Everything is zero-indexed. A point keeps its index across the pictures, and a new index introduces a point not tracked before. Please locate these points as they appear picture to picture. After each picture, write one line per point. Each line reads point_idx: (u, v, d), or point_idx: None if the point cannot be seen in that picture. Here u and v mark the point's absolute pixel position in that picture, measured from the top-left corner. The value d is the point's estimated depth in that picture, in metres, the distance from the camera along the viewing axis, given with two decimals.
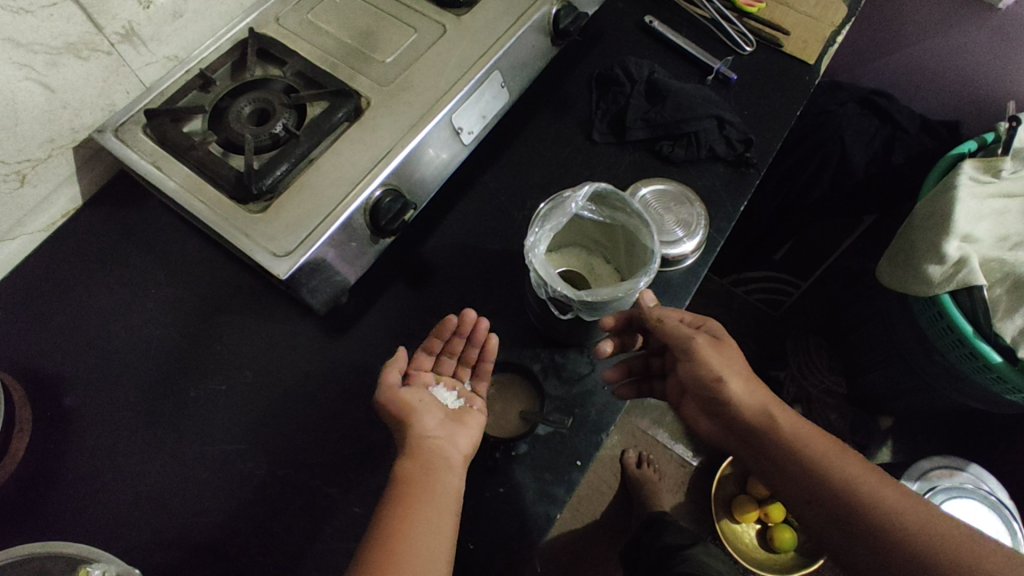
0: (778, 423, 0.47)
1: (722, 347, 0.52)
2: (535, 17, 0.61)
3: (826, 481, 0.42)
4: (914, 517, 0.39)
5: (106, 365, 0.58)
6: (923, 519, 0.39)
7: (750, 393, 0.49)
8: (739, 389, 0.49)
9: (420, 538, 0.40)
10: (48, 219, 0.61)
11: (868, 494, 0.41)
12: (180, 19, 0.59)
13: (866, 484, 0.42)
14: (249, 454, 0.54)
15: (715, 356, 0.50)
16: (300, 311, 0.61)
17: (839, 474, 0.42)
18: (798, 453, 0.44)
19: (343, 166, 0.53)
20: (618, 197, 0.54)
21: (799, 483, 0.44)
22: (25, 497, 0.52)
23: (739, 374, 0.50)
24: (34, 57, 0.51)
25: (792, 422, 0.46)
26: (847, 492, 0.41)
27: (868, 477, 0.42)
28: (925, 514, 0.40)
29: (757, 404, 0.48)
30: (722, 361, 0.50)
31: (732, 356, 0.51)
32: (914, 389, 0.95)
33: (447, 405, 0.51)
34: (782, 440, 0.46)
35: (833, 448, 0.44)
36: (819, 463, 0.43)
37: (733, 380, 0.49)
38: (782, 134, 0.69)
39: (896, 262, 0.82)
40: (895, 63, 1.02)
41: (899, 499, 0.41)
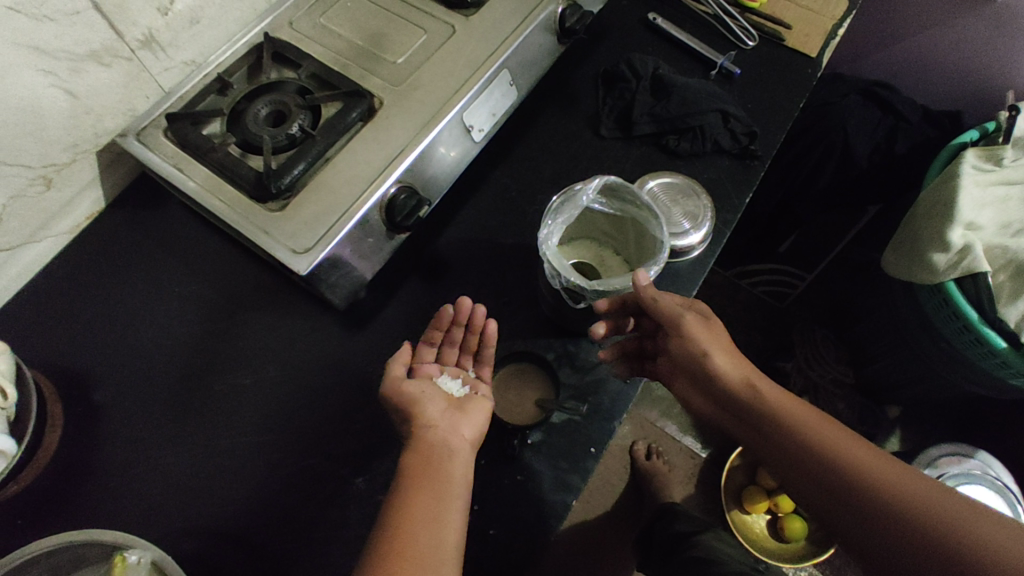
0: (765, 395, 0.49)
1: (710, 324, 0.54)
2: (541, 17, 0.62)
3: (810, 449, 0.44)
4: (894, 478, 0.41)
5: (132, 362, 0.59)
6: (904, 480, 0.41)
7: (737, 367, 0.51)
8: (726, 364, 0.51)
9: (433, 524, 0.41)
10: (72, 222, 0.63)
11: (851, 459, 0.43)
12: (197, 26, 0.61)
13: (849, 450, 0.43)
14: (273, 446, 0.56)
15: (703, 332, 0.53)
16: (318, 307, 0.63)
17: (823, 441, 0.44)
18: (783, 424, 0.46)
19: (359, 165, 0.55)
20: (627, 190, 0.56)
21: (786, 453, 0.46)
22: (57, 490, 0.53)
23: (725, 350, 0.52)
24: (58, 65, 0.53)
25: (777, 395, 0.48)
26: (830, 458, 0.43)
27: (851, 443, 0.44)
28: (906, 476, 0.41)
29: (742, 377, 0.50)
30: (710, 337, 0.52)
31: (719, 333, 0.53)
32: (920, 377, 0.96)
33: (451, 394, 0.53)
34: (768, 411, 0.48)
35: (816, 418, 0.46)
36: (803, 432, 0.45)
37: (717, 353, 0.51)
38: (786, 126, 0.71)
39: (902, 252, 0.83)
40: (896, 55, 1.03)
41: (881, 464, 0.42)
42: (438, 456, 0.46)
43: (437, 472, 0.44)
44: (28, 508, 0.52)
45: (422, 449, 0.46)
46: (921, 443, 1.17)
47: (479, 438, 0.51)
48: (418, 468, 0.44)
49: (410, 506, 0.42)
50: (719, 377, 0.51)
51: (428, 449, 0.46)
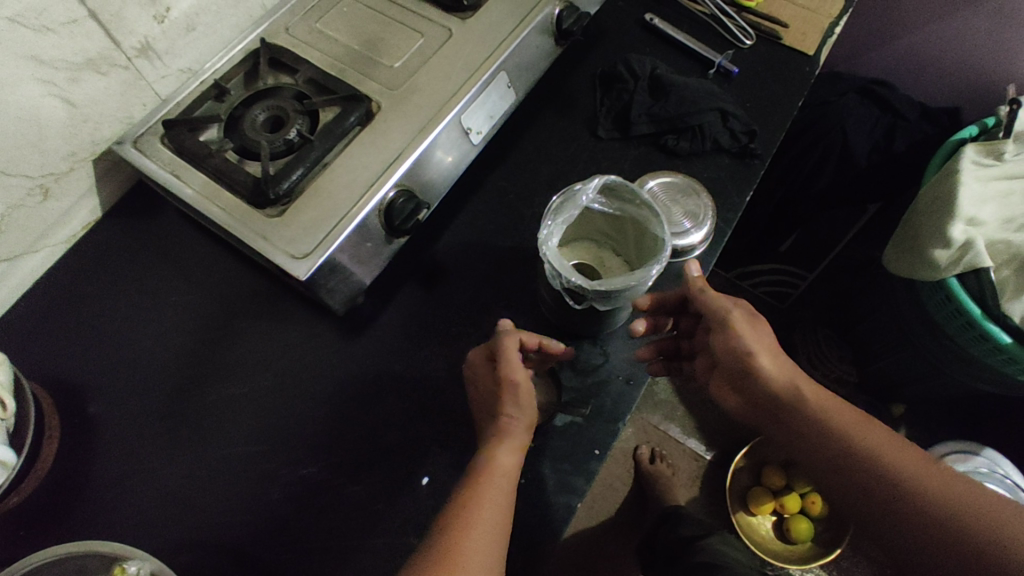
0: (804, 393, 0.48)
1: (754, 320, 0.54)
2: (538, 19, 0.62)
3: (851, 449, 0.44)
4: (937, 481, 0.41)
5: (131, 371, 0.59)
6: (946, 483, 0.41)
7: (776, 363, 0.50)
8: (767, 360, 0.50)
9: (478, 536, 0.43)
10: (70, 231, 0.63)
11: (893, 460, 0.42)
12: (193, 32, 0.61)
13: (891, 452, 0.43)
14: (273, 454, 0.56)
15: (746, 328, 0.53)
16: (317, 313, 0.62)
17: (865, 442, 0.44)
18: (823, 423, 0.46)
19: (358, 169, 0.54)
20: (627, 189, 0.55)
21: (823, 451, 0.45)
22: (56, 502, 0.53)
23: (766, 347, 0.51)
24: (56, 74, 0.53)
25: (815, 393, 0.48)
26: (874, 458, 0.43)
27: (891, 445, 0.43)
28: (949, 477, 0.41)
29: (781, 375, 0.49)
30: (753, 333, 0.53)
31: (760, 327, 0.53)
32: (924, 375, 0.95)
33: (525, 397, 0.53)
34: (809, 409, 0.47)
35: (854, 417, 0.46)
36: (844, 432, 0.45)
37: (761, 353, 0.51)
38: (785, 125, 0.70)
39: (903, 249, 0.83)
40: (893, 52, 1.03)
41: (923, 466, 0.42)
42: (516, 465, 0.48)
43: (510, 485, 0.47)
44: (27, 520, 0.52)
45: (510, 453, 0.48)
46: (926, 442, 1.16)
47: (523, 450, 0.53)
48: (496, 472, 0.47)
49: (466, 514, 0.44)
50: (758, 371, 0.50)
51: (517, 453, 0.48)
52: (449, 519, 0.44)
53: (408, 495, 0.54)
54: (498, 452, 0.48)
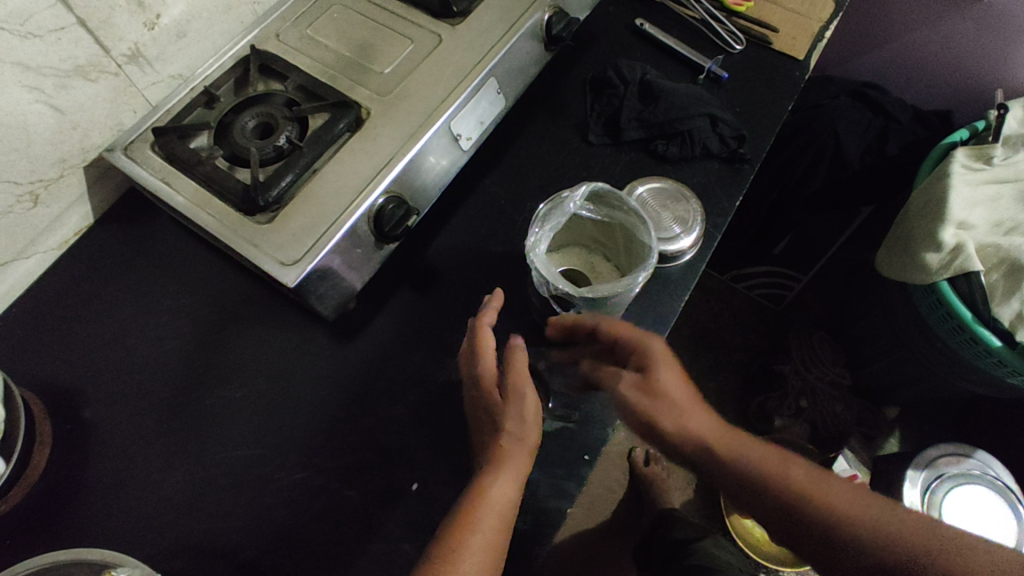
0: (737, 450, 0.46)
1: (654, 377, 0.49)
2: (527, 24, 0.62)
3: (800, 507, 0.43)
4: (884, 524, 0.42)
5: (121, 377, 0.59)
6: (893, 525, 0.42)
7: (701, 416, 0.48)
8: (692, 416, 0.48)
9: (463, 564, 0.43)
10: (61, 237, 0.63)
11: (842, 509, 0.43)
12: (183, 39, 0.61)
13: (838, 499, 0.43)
14: (263, 459, 0.56)
15: (641, 394, 0.48)
16: (308, 319, 0.62)
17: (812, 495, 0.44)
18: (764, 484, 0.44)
19: (347, 176, 0.55)
20: (615, 196, 0.55)
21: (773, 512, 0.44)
22: (46, 508, 0.53)
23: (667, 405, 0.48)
24: (43, 80, 0.53)
25: (745, 444, 0.46)
26: (829, 513, 0.43)
27: (833, 490, 0.44)
28: (890, 514, 0.43)
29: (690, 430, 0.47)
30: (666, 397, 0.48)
31: (667, 374, 0.49)
32: (917, 377, 0.95)
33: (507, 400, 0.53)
34: (748, 475, 0.44)
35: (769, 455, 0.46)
36: (783, 482, 0.44)
37: (663, 413, 0.47)
38: (774, 129, 0.71)
39: (895, 252, 0.83)
40: (884, 56, 1.03)
41: (866, 503, 0.44)
42: (511, 494, 0.47)
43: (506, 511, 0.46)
44: (19, 526, 0.52)
45: (504, 486, 0.47)
46: (920, 444, 1.16)
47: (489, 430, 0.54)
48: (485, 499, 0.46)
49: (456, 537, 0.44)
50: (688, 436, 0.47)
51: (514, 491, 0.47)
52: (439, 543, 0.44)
53: (398, 501, 0.54)
54: (490, 484, 0.47)
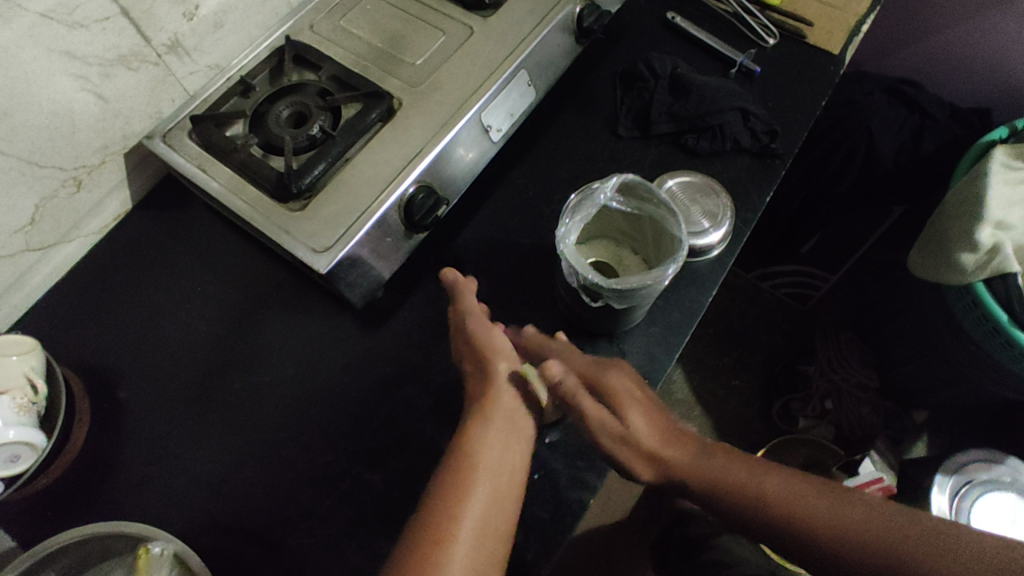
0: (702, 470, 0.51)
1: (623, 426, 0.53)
2: (558, 17, 0.63)
3: (761, 506, 0.48)
4: (848, 511, 0.45)
5: (157, 358, 0.61)
6: (861, 519, 0.45)
7: (672, 446, 0.53)
8: (663, 448, 0.53)
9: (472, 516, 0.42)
10: (101, 222, 0.65)
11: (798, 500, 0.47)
12: (221, 30, 0.63)
13: (787, 492, 0.47)
14: (291, 443, 0.57)
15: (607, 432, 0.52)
16: (337, 306, 0.63)
17: (782, 501, 0.47)
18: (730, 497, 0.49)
19: (379, 164, 0.55)
20: (645, 188, 0.55)
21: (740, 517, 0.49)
22: (84, 482, 0.55)
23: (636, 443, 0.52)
24: (89, 69, 0.54)
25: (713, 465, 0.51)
26: (797, 518, 0.46)
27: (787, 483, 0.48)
28: (865, 512, 0.45)
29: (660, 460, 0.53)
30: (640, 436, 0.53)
31: (636, 415, 0.53)
32: (948, 381, 0.93)
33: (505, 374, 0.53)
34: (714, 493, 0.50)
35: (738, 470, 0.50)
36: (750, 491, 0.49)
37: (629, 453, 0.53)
38: (808, 124, 0.70)
39: (927, 251, 0.82)
40: (920, 53, 1.01)
41: (834, 500, 0.46)
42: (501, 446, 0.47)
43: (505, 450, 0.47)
44: (59, 498, 0.54)
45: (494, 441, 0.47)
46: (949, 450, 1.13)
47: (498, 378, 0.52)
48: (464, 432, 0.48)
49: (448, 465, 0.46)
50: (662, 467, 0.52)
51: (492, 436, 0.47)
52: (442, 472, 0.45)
53: (422, 488, 0.55)
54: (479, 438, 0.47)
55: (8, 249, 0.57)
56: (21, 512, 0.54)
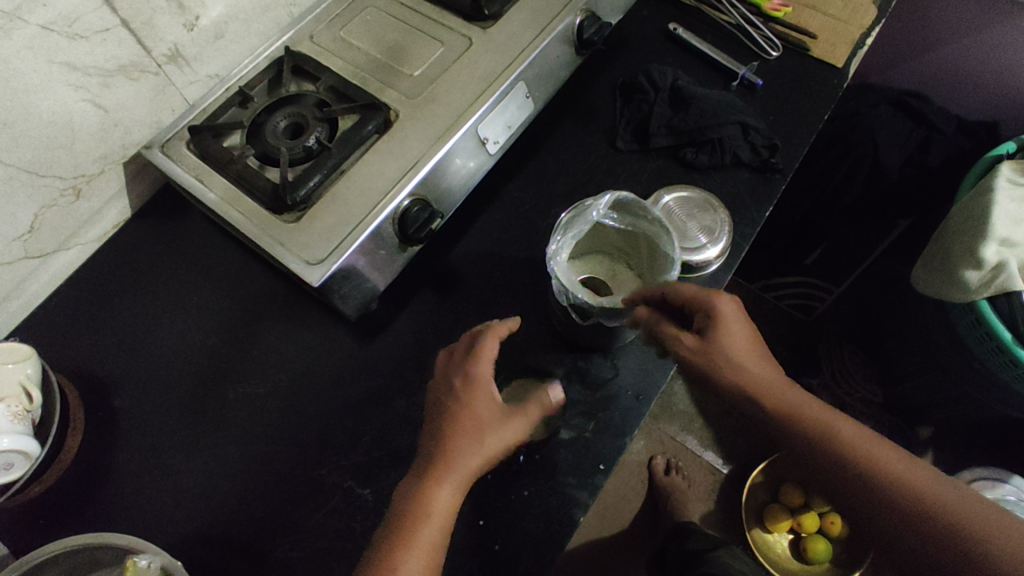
0: (783, 398, 0.43)
1: (718, 341, 0.46)
2: (558, 29, 0.62)
3: (820, 440, 0.41)
4: (920, 477, 0.38)
5: (151, 367, 0.61)
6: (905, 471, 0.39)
7: (752, 361, 0.45)
8: (743, 358, 0.45)
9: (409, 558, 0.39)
10: (100, 230, 0.65)
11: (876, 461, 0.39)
12: (221, 40, 0.63)
13: (861, 439, 0.40)
14: (282, 455, 0.57)
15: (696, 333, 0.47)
16: (332, 318, 0.63)
17: (836, 433, 0.41)
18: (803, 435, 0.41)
19: (374, 177, 0.55)
20: (639, 205, 0.54)
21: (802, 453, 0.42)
22: (76, 491, 0.55)
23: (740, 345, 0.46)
24: (88, 79, 0.55)
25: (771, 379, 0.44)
26: (843, 450, 0.40)
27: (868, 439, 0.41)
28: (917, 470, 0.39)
29: (732, 361, 0.45)
30: (730, 352, 0.45)
31: (735, 333, 0.46)
32: (952, 397, 0.92)
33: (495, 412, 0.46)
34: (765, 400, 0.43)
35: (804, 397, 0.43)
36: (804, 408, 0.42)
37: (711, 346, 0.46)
38: (810, 138, 0.69)
39: (931, 267, 0.80)
40: (928, 64, 0.99)
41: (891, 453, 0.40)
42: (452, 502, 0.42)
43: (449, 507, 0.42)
44: (52, 506, 0.54)
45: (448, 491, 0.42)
46: (954, 466, 1.12)
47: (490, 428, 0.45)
48: (434, 513, 0.41)
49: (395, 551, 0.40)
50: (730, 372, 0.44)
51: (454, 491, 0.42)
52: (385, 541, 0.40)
53: None
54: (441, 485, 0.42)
55: (7, 257, 0.58)
56: (16, 519, 0.54)
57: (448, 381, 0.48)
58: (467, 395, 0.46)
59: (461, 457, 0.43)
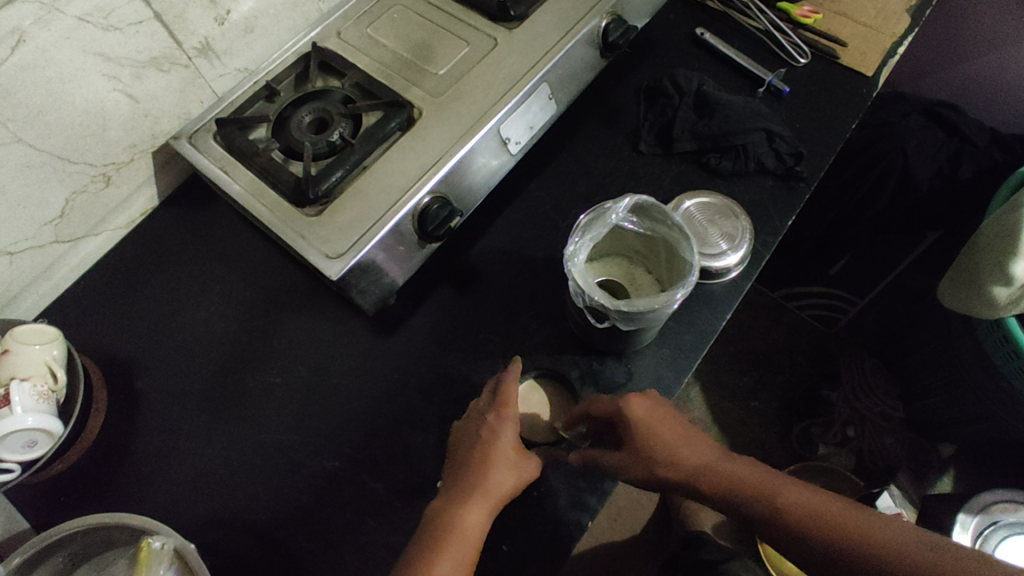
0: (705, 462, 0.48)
1: (642, 437, 0.50)
2: (582, 31, 0.63)
3: (759, 507, 0.44)
4: (846, 517, 0.41)
5: (172, 352, 0.62)
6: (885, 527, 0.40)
7: (685, 446, 0.49)
8: (673, 444, 0.49)
9: (441, 567, 0.43)
10: (128, 217, 0.67)
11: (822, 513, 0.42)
12: (251, 34, 0.64)
13: (781, 493, 0.44)
14: (296, 444, 0.58)
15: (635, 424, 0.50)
16: (351, 311, 0.64)
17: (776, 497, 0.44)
18: (739, 499, 0.45)
19: (395, 174, 0.56)
20: (659, 209, 0.53)
21: (756, 523, 0.44)
22: (97, 470, 0.57)
23: (661, 431, 0.50)
24: (121, 70, 0.56)
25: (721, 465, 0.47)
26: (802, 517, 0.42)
27: (807, 493, 0.44)
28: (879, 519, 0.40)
29: (664, 448, 0.49)
30: (662, 444, 0.49)
31: (651, 429, 0.50)
32: (977, 415, 0.90)
33: (511, 450, 0.50)
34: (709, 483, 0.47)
35: (741, 466, 0.47)
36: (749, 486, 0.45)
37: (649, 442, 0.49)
38: (836, 148, 0.68)
39: (958, 280, 0.78)
40: (961, 75, 0.97)
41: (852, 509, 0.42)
42: (482, 526, 0.46)
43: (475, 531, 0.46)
44: (74, 483, 0.56)
45: (477, 517, 0.46)
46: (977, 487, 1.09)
47: (508, 465, 0.49)
48: (464, 537, 0.45)
49: (427, 568, 0.43)
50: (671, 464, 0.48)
51: (483, 514, 0.46)
52: (415, 557, 0.44)
53: (421, 498, 0.55)
54: (470, 508, 0.46)
55: (38, 240, 0.59)
56: (38, 494, 0.56)
57: (481, 418, 0.52)
58: (498, 436, 0.50)
59: (493, 484, 0.48)
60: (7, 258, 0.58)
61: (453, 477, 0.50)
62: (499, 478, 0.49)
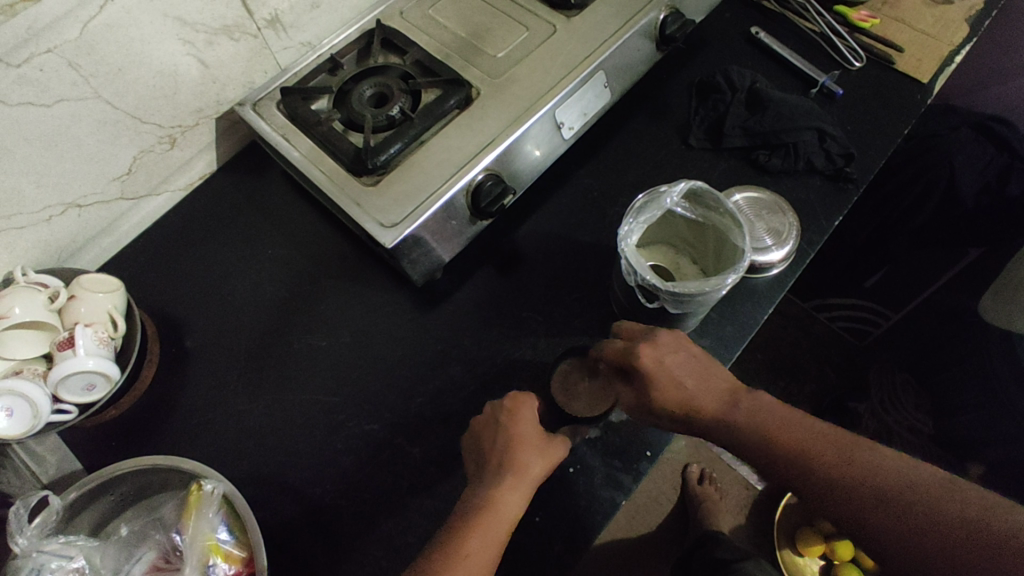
0: (735, 406, 0.50)
1: (660, 381, 0.51)
2: (641, 23, 0.63)
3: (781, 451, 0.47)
4: (866, 463, 0.44)
5: (223, 312, 0.64)
6: (896, 474, 0.43)
7: (708, 392, 0.51)
8: (696, 392, 0.51)
9: (473, 546, 0.44)
10: (188, 179, 0.69)
11: (856, 464, 0.44)
12: (317, 9, 0.66)
13: (805, 437, 0.47)
14: (339, 406, 0.59)
15: (653, 366, 0.51)
16: (398, 283, 0.65)
17: (797, 446, 0.46)
18: (757, 444, 0.48)
19: (452, 150, 0.57)
20: (712, 196, 0.54)
21: (782, 468, 0.47)
22: (147, 419, 0.59)
23: (688, 378, 0.51)
24: (196, 36, 0.58)
25: (746, 411, 0.49)
26: (821, 464, 0.45)
27: (850, 445, 0.46)
28: (894, 467, 0.44)
29: (690, 394, 0.51)
30: (681, 392, 0.51)
31: (669, 374, 0.51)
32: (1012, 436, 0.88)
33: (535, 434, 0.52)
34: (736, 429, 0.49)
35: (769, 408, 0.49)
36: (772, 433, 0.48)
37: (670, 384, 0.51)
38: (887, 152, 0.68)
39: (1002, 296, 0.77)
40: (1014, 91, 0.96)
41: (865, 455, 0.45)
42: (514, 507, 0.47)
43: (505, 509, 0.47)
44: (126, 429, 0.58)
45: (509, 498, 0.47)
46: None
47: (535, 448, 0.50)
48: (501, 513, 0.46)
49: (461, 543, 0.44)
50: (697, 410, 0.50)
51: (513, 496, 0.47)
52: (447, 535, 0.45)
53: (458, 466, 0.56)
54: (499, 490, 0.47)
55: (105, 195, 0.62)
56: (92, 436, 0.58)
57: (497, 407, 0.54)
58: (521, 420, 0.52)
59: (521, 465, 0.49)
60: (77, 210, 0.60)
61: (479, 466, 0.51)
62: (526, 458, 0.49)
